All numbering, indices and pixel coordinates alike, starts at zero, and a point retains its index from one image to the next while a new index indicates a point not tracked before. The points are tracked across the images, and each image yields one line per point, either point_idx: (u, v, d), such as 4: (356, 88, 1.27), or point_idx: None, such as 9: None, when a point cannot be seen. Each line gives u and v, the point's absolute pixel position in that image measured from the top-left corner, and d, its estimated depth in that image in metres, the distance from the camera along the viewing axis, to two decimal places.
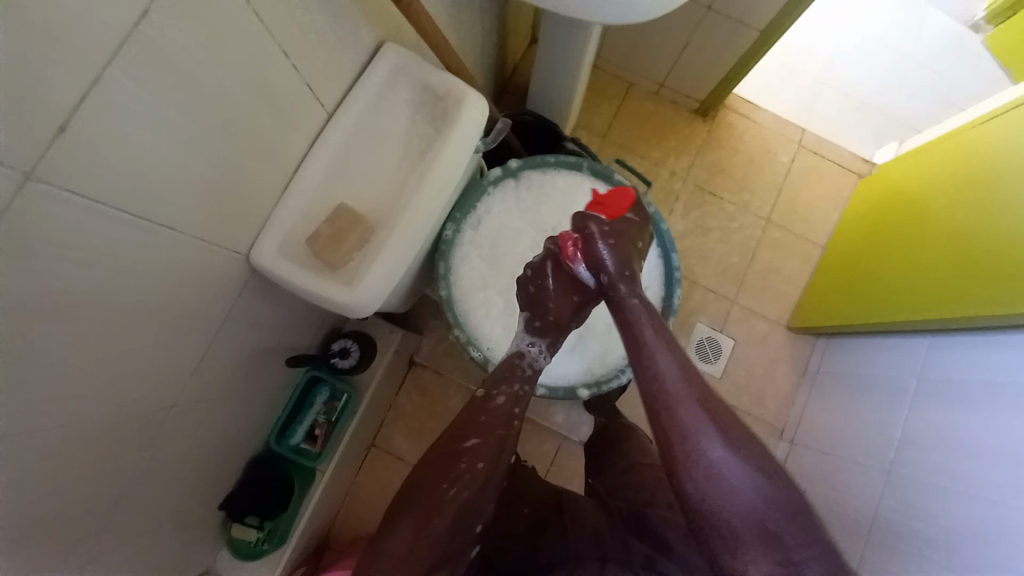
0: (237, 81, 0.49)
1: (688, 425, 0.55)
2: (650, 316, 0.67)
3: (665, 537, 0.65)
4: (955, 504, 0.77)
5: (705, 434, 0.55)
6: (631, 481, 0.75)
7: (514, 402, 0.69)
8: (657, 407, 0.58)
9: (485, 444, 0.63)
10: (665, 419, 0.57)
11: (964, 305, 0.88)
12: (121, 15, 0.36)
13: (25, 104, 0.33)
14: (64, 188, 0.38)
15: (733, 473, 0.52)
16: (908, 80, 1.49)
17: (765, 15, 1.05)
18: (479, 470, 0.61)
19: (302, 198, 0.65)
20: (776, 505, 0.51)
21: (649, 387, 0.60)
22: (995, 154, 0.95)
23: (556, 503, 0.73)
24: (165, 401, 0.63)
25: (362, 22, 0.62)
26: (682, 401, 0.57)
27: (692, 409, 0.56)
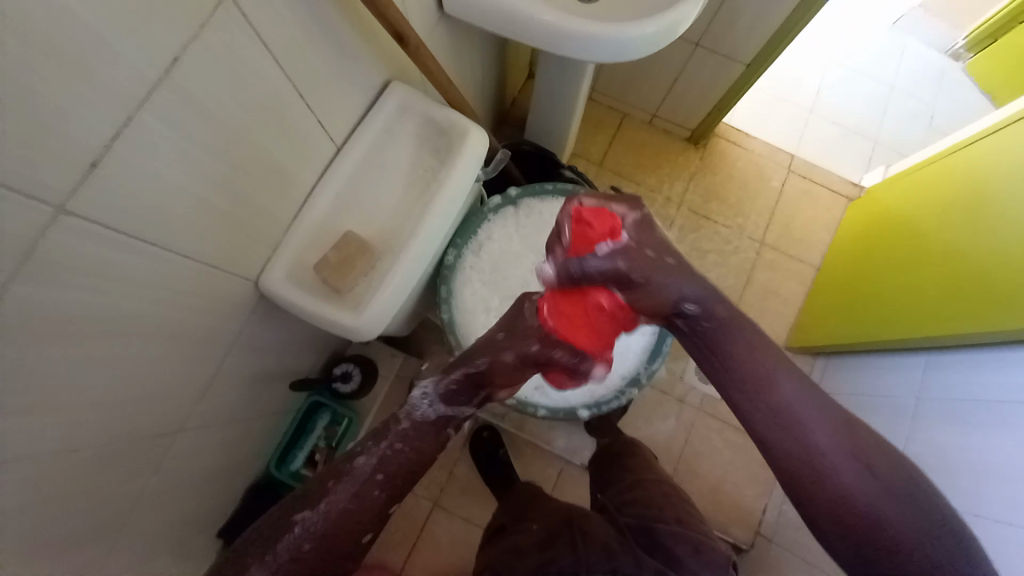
0: (253, 118, 0.52)
1: (795, 431, 0.48)
2: (738, 323, 0.55)
3: (675, 553, 0.66)
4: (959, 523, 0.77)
5: (823, 445, 0.46)
6: (638, 496, 0.76)
7: (380, 467, 0.57)
8: (779, 434, 0.48)
9: (324, 518, 0.53)
10: (785, 442, 0.47)
11: (962, 323, 0.89)
12: (153, 63, 0.40)
13: (60, 142, 0.36)
14: (92, 220, 0.40)
15: (860, 484, 0.44)
16: (893, 107, 1.56)
17: (751, 49, 1.11)
18: (310, 550, 0.51)
19: (311, 228, 0.67)
20: (911, 507, 0.43)
21: (762, 412, 0.49)
22: (984, 176, 0.98)
23: (565, 516, 0.71)
24: (172, 425, 0.64)
25: (370, 63, 0.66)
26: (796, 414, 0.48)
27: (806, 416, 0.48)
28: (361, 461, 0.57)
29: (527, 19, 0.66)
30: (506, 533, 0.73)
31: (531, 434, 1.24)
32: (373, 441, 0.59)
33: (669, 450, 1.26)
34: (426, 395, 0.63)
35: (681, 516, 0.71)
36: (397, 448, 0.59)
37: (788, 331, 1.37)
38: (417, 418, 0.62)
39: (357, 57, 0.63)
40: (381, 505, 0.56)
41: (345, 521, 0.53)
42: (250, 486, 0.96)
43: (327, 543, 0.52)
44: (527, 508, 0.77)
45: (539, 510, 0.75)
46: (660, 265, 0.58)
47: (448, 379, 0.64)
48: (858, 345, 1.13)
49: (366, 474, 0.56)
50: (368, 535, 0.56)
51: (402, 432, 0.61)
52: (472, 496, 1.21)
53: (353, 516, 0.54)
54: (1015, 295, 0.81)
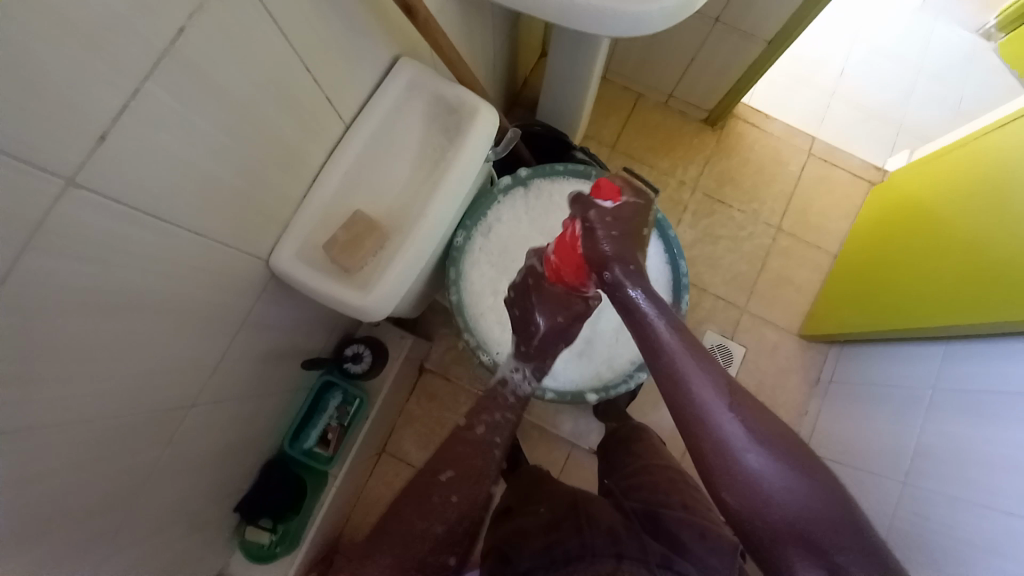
0: (261, 94, 0.52)
1: (709, 417, 0.51)
2: (659, 309, 0.59)
3: (681, 538, 0.65)
4: (969, 515, 0.76)
5: (736, 437, 0.50)
6: (645, 483, 0.76)
7: (495, 430, 0.79)
8: (694, 421, 0.52)
9: (460, 470, 0.72)
10: (698, 430, 0.52)
11: (980, 312, 0.86)
12: (160, 34, 0.39)
13: (70, 115, 0.35)
14: (102, 196, 0.40)
15: (771, 472, 0.49)
16: (920, 89, 1.49)
17: (773, 27, 1.06)
18: (456, 499, 0.69)
19: (320, 207, 0.67)
20: (818, 490, 0.48)
21: (677, 400, 0.53)
22: (1012, 160, 0.93)
23: (572, 501, 0.71)
24: (184, 400, 0.65)
25: (379, 37, 0.65)
26: (709, 401, 0.52)
27: (716, 402, 0.52)
28: (479, 427, 0.79)
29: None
30: (513, 516, 0.73)
31: (538, 418, 1.25)
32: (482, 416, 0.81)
33: (676, 436, 1.26)
34: (523, 377, 0.85)
35: (688, 503, 0.71)
36: (504, 417, 0.81)
37: (801, 318, 1.35)
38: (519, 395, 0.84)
39: (367, 31, 0.62)
40: (499, 458, 0.77)
41: (476, 471, 0.73)
42: (264, 462, 0.98)
43: (470, 486, 0.71)
44: (534, 492, 0.77)
45: (546, 493, 0.76)
46: (601, 229, 0.64)
47: (534, 363, 0.84)
48: (875, 334, 1.11)
49: (480, 434, 0.78)
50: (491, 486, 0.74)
51: (508, 401, 0.84)
52: None
53: (482, 467, 0.74)
54: None
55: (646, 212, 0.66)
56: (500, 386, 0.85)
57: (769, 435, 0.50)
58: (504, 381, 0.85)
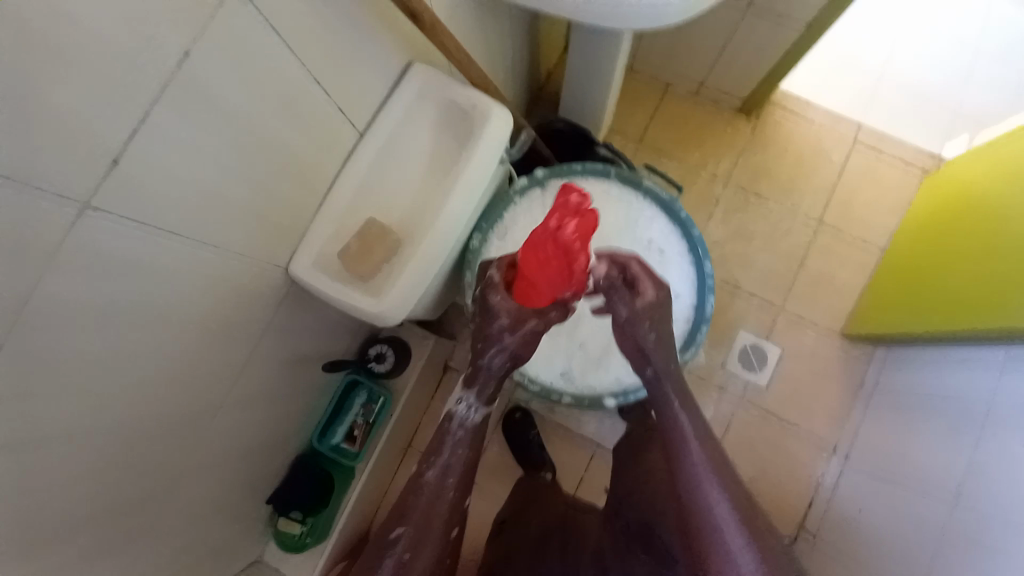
0: (272, 111, 0.52)
1: (705, 492, 0.56)
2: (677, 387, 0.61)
3: (673, 553, 0.65)
4: (1012, 534, 0.71)
5: (721, 506, 0.55)
6: (644, 492, 0.73)
7: (448, 473, 0.65)
8: (687, 490, 0.57)
9: (410, 530, 0.63)
10: (693, 497, 0.57)
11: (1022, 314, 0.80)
12: (165, 58, 0.39)
13: (81, 138, 0.37)
14: (118, 215, 0.42)
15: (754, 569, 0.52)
16: (986, 64, 1.36)
17: (812, 8, 0.98)
18: (410, 556, 0.63)
19: (336, 215, 0.68)
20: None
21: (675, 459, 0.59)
22: None
23: (563, 519, 0.78)
24: (213, 403, 0.68)
25: (389, 44, 0.64)
26: (704, 478, 0.56)
27: (713, 487, 0.56)
28: (429, 476, 0.65)
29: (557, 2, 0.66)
30: (509, 525, 0.80)
31: (561, 418, 1.24)
32: (432, 458, 0.66)
33: None
34: (467, 404, 0.66)
35: None
36: (457, 457, 0.66)
37: (844, 318, 1.27)
38: (466, 426, 0.66)
39: (376, 39, 0.62)
40: (455, 502, 0.66)
41: (429, 530, 0.64)
42: (294, 457, 1.03)
43: (425, 547, 0.63)
44: (529, 504, 0.83)
45: (544, 506, 0.82)
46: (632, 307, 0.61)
47: (478, 387, 0.65)
48: (922, 336, 1.03)
49: (431, 475, 0.65)
50: (455, 527, 0.66)
51: (456, 439, 0.66)
52: (501, 476, 1.23)
53: (443, 516, 0.65)
54: None
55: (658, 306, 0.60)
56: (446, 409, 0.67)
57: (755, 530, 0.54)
58: (448, 414, 0.67)
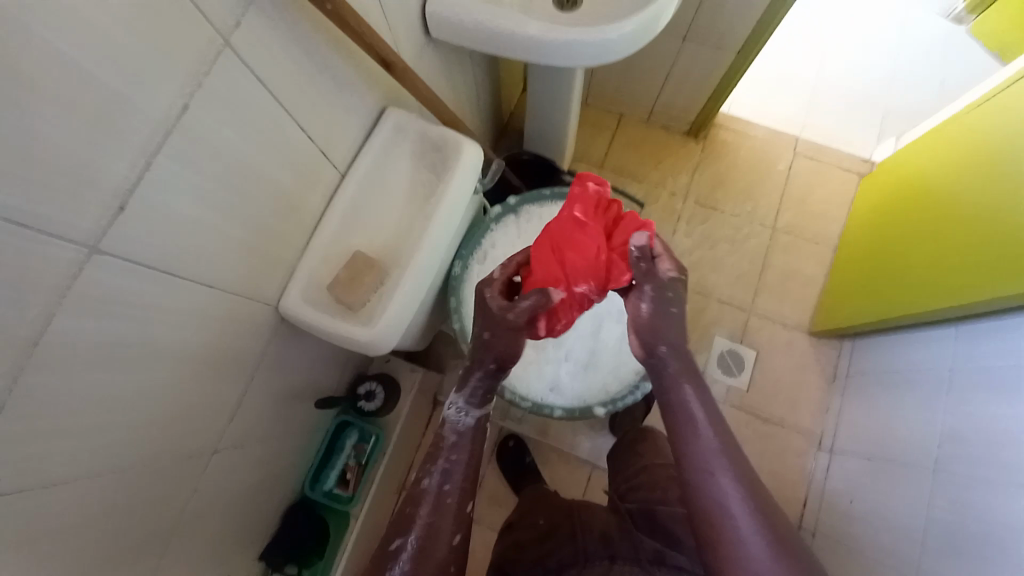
0: (262, 155, 0.57)
1: (712, 475, 0.59)
2: (689, 376, 0.66)
3: (676, 534, 0.66)
4: (1001, 494, 0.76)
5: (728, 489, 0.57)
6: (642, 482, 0.76)
7: (445, 477, 0.65)
8: (693, 473, 0.60)
9: (412, 538, 0.61)
10: (700, 481, 0.59)
11: (980, 287, 0.88)
12: (167, 112, 0.44)
13: (90, 187, 0.40)
14: (123, 257, 0.45)
15: (761, 551, 0.54)
16: (899, 77, 1.54)
17: (739, 36, 1.11)
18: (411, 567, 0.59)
19: (322, 248, 0.71)
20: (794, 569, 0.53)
21: (682, 445, 0.62)
22: (1003, 131, 0.95)
23: (568, 510, 0.77)
24: (207, 446, 0.68)
25: (364, 91, 0.70)
26: (712, 464, 0.59)
27: (722, 471, 0.59)
28: (430, 483, 0.65)
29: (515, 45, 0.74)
30: (515, 527, 0.80)
31: (555, 439, 1.24)
32: (431, 465, 0.67)
33: None
34: (459, 407, 0.70)
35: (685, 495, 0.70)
36: (454, 460, 0.67)
37: (810, 313, 1.34)
38: (461, 430, 0.69)
39: (352, 87, 0.67)
40: (459, 507, 0.64)
41: (431, 533, 0.61)
42: (287, 504, 1.00)
43: (431, 556, 0.60)
44: (535, 505, 0.83)
45: (543, 504, 0.81)
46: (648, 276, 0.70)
47: (469, 389, 0.71)
48: (882, 322, 1.10)
49: (429, 480, 0.66)
50: (458, 534, 0.62)
51: (451, 444, 0.68)
52: (500, 507, 1.21)
53: (441, 519, 0.63)
54: None
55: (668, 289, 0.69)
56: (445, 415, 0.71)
57: (762, 513, 0.56)
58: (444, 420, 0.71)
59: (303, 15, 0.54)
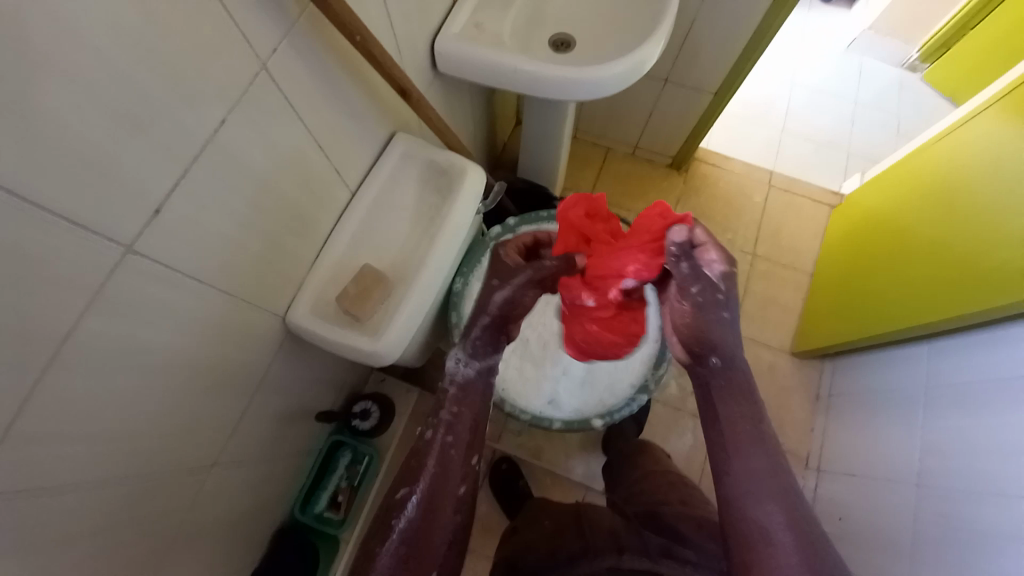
0: (283, 170, 0.60)
1: (753, 495, 0.56)
2: (739, 391, 0.63)
3: (680, 530, 0.71)
4: (985, 504, 0.79)
5: (770, 513, 0.55)
6: (644, 491, 0.84)
7: (449, 432, 0.69)
8: (730, 489, 0.57)
9: (420, 488, 0.63)
10: (739, 498, 0.56)
11: (951, 305, 0.94)
12: (204, 126, 0.47)
13: (130, 192, 0.42)
14: (152, 261, 0.47)
15: None
16: (860, 120, 1.68)
17: (716, 79, 1.22)
18: (416, 518, 0.61)
19: (332, 264, 0.74)
20: None
21: (722, 460, 0.60)
22: (956, 168, 1.05)
23: (575, 512, 0.81)
24: (206, 459, 0.68)
25: (378, 118, 0.75)
26: (757, 484, 0.57)
27: (766, 491, 0.56)
28: (434, 437, 0.68)
29: (518, 80, 0.81)
30: (520, 531, 0.83)
31: (549, 462, 1.25)
32: (436, 418, 0.70)
33: (691, 465, 1.27)
34: (461, 360, 0.75)
35: (685, 500, 0.77)
36: (456, 413, 0.70)
37: (792, 336, 1.40)
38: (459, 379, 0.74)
39: (367, 112, 0.72)
40: (464, 460, 0.67)
41: (438, 485, 0.64)
42: (274, 531, 0.98)
43: (441, 507, 0.62)
44: (539, 513, 0.86)
45: (549, 511, 0.84)
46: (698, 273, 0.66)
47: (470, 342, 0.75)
48: (869, 338, 1.13)
49: (435, 434, 0.69)
50: (462, 487, 0.66)
51: (454, 397, 0.72)
52: (494, 533, 1.19)
53: (447, 469, 0.66)
54: (996, 276, 0.87)
55: (730, 279, 0.64)
56: (451, 366, 0.75)
57: (807, 541, 0.53)
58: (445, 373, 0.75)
59: (330, 46, 0.59)
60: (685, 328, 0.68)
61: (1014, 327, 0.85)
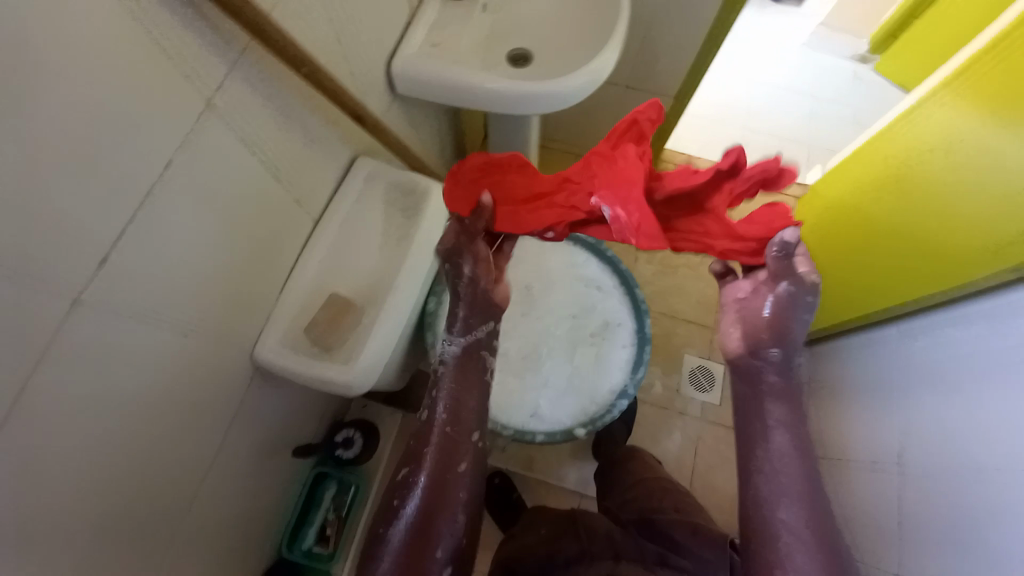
0: (241, 204, 0.59)
1: (776, 484, 0.56)
2: (786, 395, 0.62)
3: (675, 538, 0.71)
4: (966, 481, 0.81)
5: (790, 505, 0.55)
6: (637, 496, 0.84)
7: (443, 410, 0.64)
8: (754, 474, 0.58)
9: (421, 471, 0.60)
10: (755, 482, 0.58)
11: (931, 283, 0.97)
12: (151, 167, 0.46)
13: (75, 241, 0.41)
14: (104, 308, 0.46)
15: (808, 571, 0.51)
16: (817, 112, 1.74)
17: (675, 83, 1.25)
18: (418, 502, 0.58)
19: (298, 294, 0.73)
20: None
21: (752, 448, 0.60)
22: (905, 151, 1.09)
23: (571, 517, 0.77)
24: (181, 504, 0.66)
25: (339, 143, 0.75)
26: (783, 477, 0.56)
27: (790, 483, 0.56)
28: (432, 418, 0.64)
29: (480, 98, 0.82)
30: (516, 538, 0.80)
31: (542, 472, 1.24)
32: (431, 396, 0.67)
33: (682, 463, 1.27)
34: (450, 341, 0.70)
35: (679, 506, 0.77)
36: (450, 389, 0.66)
37: None
38: (450, 359, 0.69)
39: (327, 138, 0.72)
40: (460, 435, 0.62)
41: (437, 466, 0.60)
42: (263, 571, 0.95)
43: (442, 488, 0.59)
44: (535, 518, 0.83)
45: (545, 517, 0.81)
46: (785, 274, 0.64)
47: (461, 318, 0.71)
48: (874, 313, 1.12)
49: (429, 414, 0.65)
50: (463, 463, 0.61)
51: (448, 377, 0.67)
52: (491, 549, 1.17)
53: (445, 449, 0.61)
54: (968, 252, 0.90)
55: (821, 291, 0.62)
56: (446, 343, 0.71)
57: (822, 537, 0.53)
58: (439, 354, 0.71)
59: (284, 77, 0.58)
60: (745, 321, 0.67)
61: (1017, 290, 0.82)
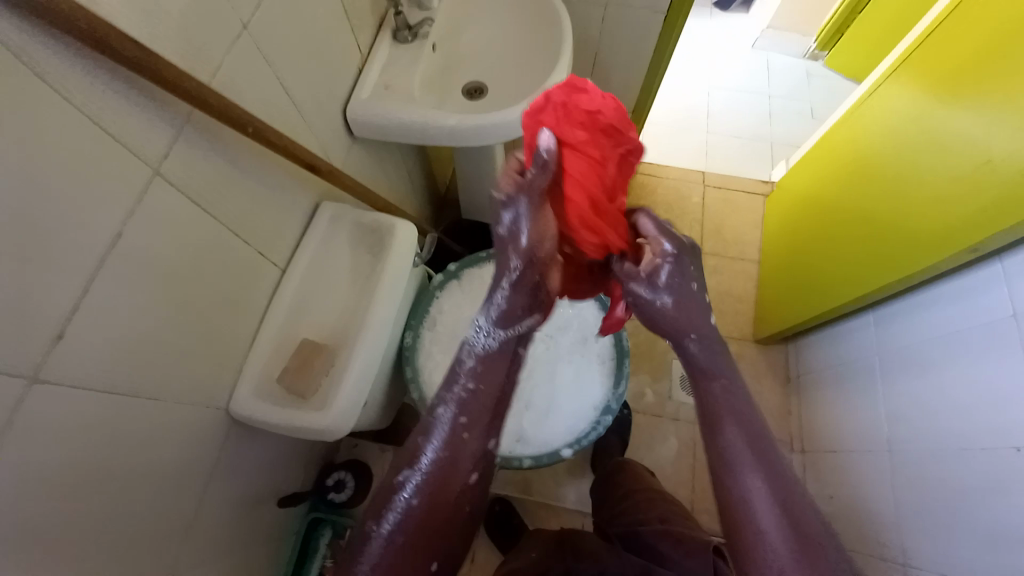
0: (200, 263, 0.60)
1: (740, 470, 0.50)
2: (731, 378, 0.57)
3: (662, 551, 0.70)
4: (959, 462, 0.81)
5: (758, 490, 0.49)
6: (626, 508, 0.84)
7: (462, 409, 0.57)
8: (718, 463, 0.52)
9: (423, 475, 0.55)
10: (724, 474, 0.51)
11: (894, 268, 0.98)
12: (100, 240, 0.47)
13: (26, 322, 0.42)
14: (64, 383, 0.46)
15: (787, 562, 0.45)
16: (775, 110, 1.79)
17: (631, 98, 1.29)
18: (421, 506, 0.53)
19: (269, 344, 0.73)
20: None
21: (711, 432, 0.54)
22: (867, 141, 1.13)
23: (559, 537, 0.78)
24: (164, 569, 0.65)
25: (299, 190, 0.77)
26: (742, 458, 0.51)
27: (752, 466, 0.50)
28: (444, 415, 0.58)
29: (436, 133, 0.84)
30: (509, 561, 0.78)
31: (540, 494, 1.23)
32: (448, 391, 0.59)
33: (680, 470, 1.27)
34: (481, 329, 0.62)
35: (665, 516, 0.76)
36: (472, 386, 0.58)
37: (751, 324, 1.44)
38: (477, 352, 0.61)
39: (286, 187, 0.73)
40: (479, 443, 0.58)
41: (448, 470, 0.55)
42: None
43: (448, 496, 0.54)
44: (525, 542, 0.83)
45: (535, 540, 0.80)
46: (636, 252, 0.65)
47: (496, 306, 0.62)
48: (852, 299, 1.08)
49: (446, 411, 0.58)
50: (475, 473, 0.57)
51: (472, 371, 0.60)
52: None
53: (463, 450, 0.56)
54: (928, 235, 0.91)
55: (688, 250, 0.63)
56: (473, 328, 0.63)
57: (795, 522, 0.48)
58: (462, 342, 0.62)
59: (233, 136, 0.60)
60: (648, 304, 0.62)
61: (1009, 260, 0.80)
